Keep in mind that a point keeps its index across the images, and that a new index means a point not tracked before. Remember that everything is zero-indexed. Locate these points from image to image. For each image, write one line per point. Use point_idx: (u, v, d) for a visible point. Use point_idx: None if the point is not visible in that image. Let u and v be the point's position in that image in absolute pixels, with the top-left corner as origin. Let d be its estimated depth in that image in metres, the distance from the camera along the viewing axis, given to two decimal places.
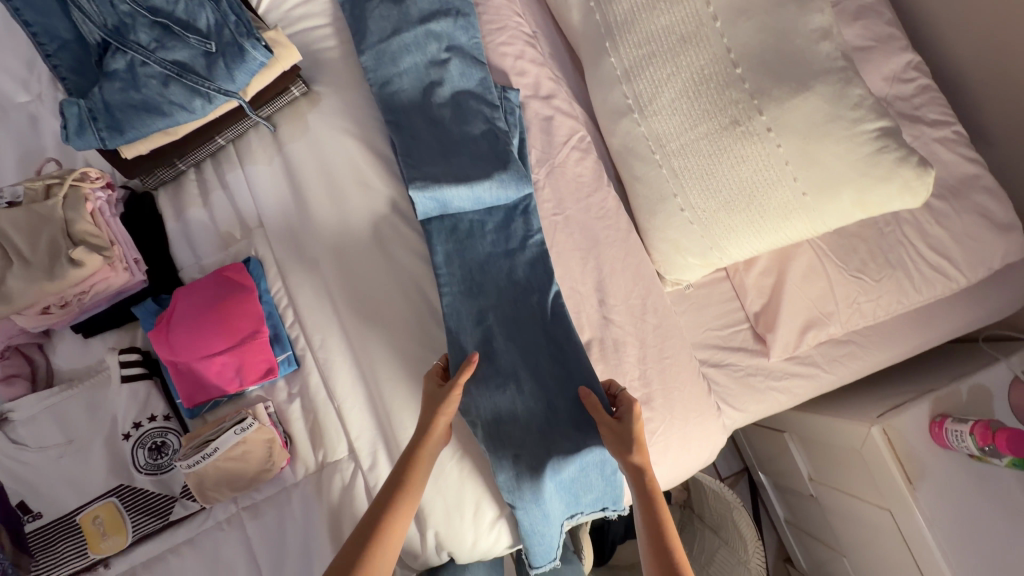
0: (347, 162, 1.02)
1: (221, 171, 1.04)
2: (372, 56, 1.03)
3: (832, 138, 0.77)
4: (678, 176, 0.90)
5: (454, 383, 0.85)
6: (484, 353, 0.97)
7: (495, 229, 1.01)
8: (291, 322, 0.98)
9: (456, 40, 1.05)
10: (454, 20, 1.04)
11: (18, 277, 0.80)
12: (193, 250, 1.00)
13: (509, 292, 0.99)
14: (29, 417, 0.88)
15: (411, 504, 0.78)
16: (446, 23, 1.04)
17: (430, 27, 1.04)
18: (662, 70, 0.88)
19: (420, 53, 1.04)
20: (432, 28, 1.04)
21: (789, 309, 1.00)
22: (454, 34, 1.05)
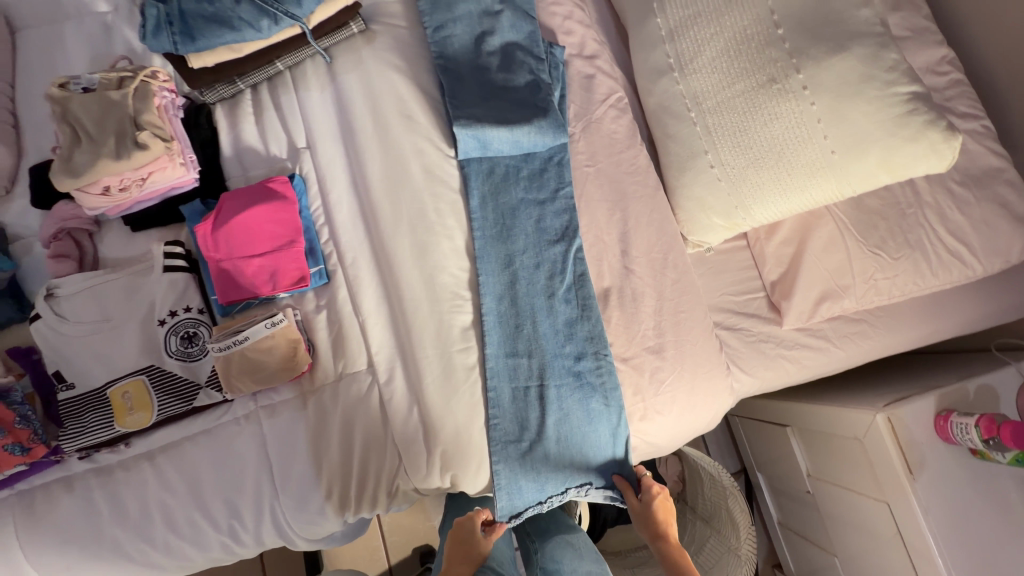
0: (394, 95, 1.07)
1: (275, 94, 1.10)
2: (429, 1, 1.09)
3: (862, 98, 0.82)
4: (712, 133, 0.94)
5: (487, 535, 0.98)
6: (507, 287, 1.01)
7: (529, 173, 1.05)
8: (326, 239, 1.03)
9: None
10: None
11: (85, 153, 0.85)
12: (242, 163, 1.05)
13: (536, 234, 1.03)
14: (72, 293, 0.92)
15: None
16: None
17: None
18: (705, 31, 0.93)
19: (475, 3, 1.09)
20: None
21: (806, 278, 1.02)
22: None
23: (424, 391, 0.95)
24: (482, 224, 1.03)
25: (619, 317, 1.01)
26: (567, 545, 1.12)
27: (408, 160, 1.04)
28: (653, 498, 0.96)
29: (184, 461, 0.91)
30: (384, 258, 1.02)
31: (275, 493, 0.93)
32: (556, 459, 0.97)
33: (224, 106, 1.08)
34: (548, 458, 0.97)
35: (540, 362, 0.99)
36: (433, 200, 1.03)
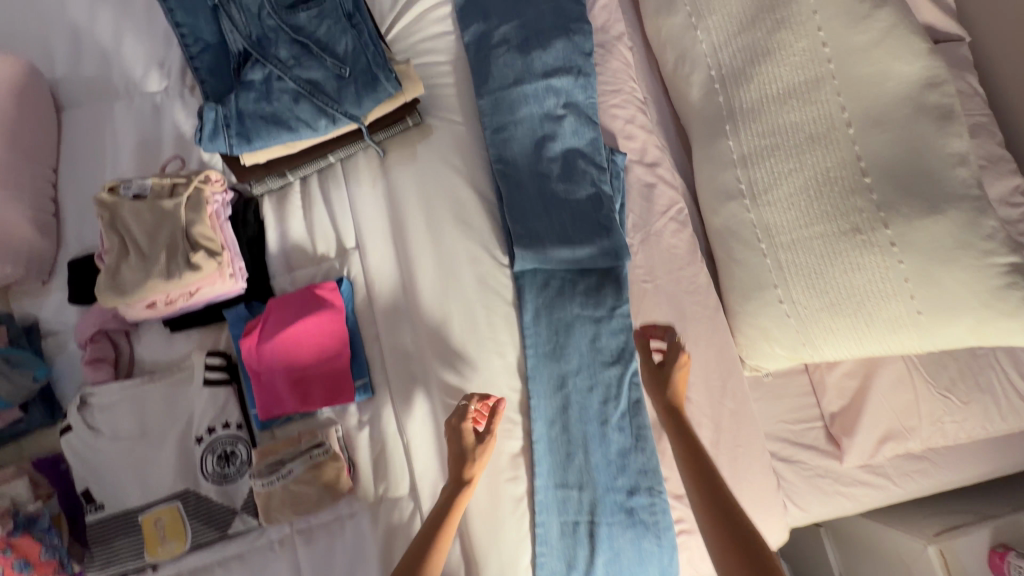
0: (449, 197, 1.03)
1: (325, 187, 1.05)
2: (490, 101, 1.06)
3: (958, 263, 0.77)
4: (783, 269, 0.91)
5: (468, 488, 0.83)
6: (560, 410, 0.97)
7: (585, 288, 1.01)
8: (372, 349, 0.98)
9: (575, 97, 1.06)
10: (575, 78, 1.06)
11: (133, 268, 0.82)
12: (288, 261, 1.01)
13: (591, 354, 0.99)
14: (107, 404, 0.88)
15: None
16: (567, 80, 1.06)
17: (552, 81, 1.05)
18: (784, 164, 0.89)
19: (538, 105, 1.05)
20: (552, 84, 1.05)
21: (871, 416, 0.98)
22: (572, 91, 1.06)
23: (469, 524, 0.90)
24: (535, 342, 0.99)
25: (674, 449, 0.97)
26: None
27: (462, 269, 1.00)
28: (676, 368, 0.88)
29: None
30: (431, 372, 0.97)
31: None
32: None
33: (271, 198, 1.04)
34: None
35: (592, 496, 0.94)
36: (485, 312, 0.99)
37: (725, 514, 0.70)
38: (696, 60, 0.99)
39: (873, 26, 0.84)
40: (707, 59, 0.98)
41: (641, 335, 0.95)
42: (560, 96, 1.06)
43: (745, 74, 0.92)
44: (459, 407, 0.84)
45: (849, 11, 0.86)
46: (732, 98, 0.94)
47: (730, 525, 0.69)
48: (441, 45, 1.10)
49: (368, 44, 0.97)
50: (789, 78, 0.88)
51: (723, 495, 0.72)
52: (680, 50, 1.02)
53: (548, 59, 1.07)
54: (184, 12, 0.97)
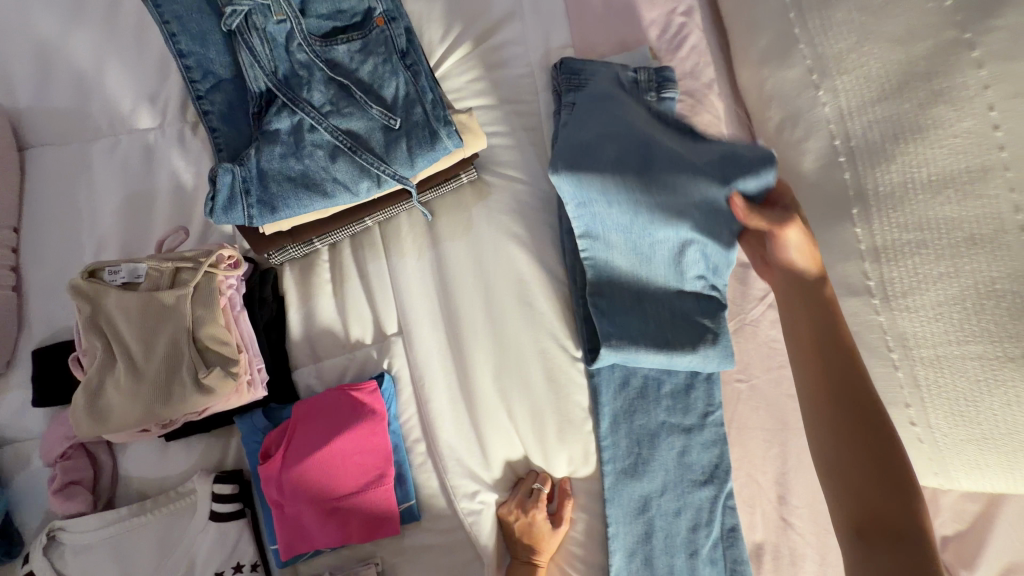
0: (512, 274, 0.86)
1: (360, 256, 0.87)
2: (576, 186, 0.75)
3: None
4: (920, 387, 0.76)
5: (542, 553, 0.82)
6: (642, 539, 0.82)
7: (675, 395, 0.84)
8: (420, 458, 0.82)
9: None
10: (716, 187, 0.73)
11: (123, 389, 0.62)
12: (315, 350, 0.83)
13: (680, 470, 0.83)
14: (83, 545, 0.69)
15: None
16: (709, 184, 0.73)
17: (678, 180, 0.73)
18: (930, 267, 0.74)
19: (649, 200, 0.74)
20: (681, 160, 0.75)
21: (996, 547, 0.85)
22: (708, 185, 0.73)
23: None
24: (615, 457, 0.83)
25: None
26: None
27: (529, 365, 0.84)
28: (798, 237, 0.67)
29: None
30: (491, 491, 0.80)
31: None
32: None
33: (294, 268, 0.85)
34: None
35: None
36: (555, 419, 0.83)
37: (862, 423, 0.58)
38: (814, 126, 0.84)
39: None
40: (830, 126, 0.82)
41: (742, 198, 0.70)
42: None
43: (882, 151, 0.77)
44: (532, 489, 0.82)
45: None
46: (864, 177, 0.79)
47: (869, 429, 0.58)
48: (502, 87, 0.92)
49: (424, 89, 0.78)
50: (945, 163, 0.72)
51: (882, 422, 0.58)
52: (792, 112, 0.86)
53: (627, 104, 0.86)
54: (191, 40, 0.77)
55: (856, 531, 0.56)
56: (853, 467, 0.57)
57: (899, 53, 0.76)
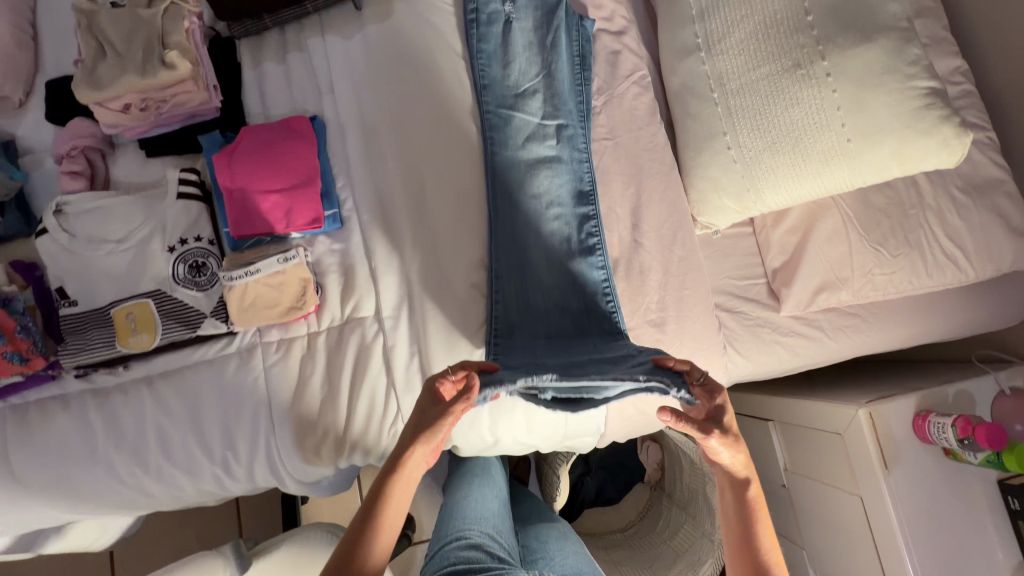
0: (417, 47, 1.06)
1: (302, 36, 1.08)
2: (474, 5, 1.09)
3: (884, 88, 0.83)
4: (732, 116, 0.97)
5: (449, 412, 0.78)
6: (518, 245, 1.03)
7: (549, 145, 1.07)
8: (343, 184, 1.03)
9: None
10: None
11: (110, 65, 0.86)
12: (262, 102, 1.05)
13: (551, 200, 1.05)
14: (81, 209, 0.91)
15: (388, 537, 0.79)
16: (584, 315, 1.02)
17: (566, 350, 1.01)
18: (736, 13, 0.95)
19: (555, 326, 1.02)
20: None
21: (808, 266, 1.05)
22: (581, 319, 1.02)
23: (428, 340, 0.96)
24: (500, 184, 1.04)
25: (627, 293, 1.04)
26: (551, 527, 1.18)
27: (431, 116, 1.04)
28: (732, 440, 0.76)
29: (183, 387, 0.92)
30: (399, 208, 1.01)
31: (271, 431, 0.93)
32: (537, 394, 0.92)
33: (249, 43, 1.07)
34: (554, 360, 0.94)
35: (537, 327, 1.02)
36: (450, 157, 1.03)
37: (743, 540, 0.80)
38: None
39: None
40: None
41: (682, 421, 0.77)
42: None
43: None
44: (427, 381, 0.80)
45: None
46: None
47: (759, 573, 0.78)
48: None
49: None
50: None
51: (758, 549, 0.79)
52: None
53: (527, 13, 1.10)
54: None
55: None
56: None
57: None
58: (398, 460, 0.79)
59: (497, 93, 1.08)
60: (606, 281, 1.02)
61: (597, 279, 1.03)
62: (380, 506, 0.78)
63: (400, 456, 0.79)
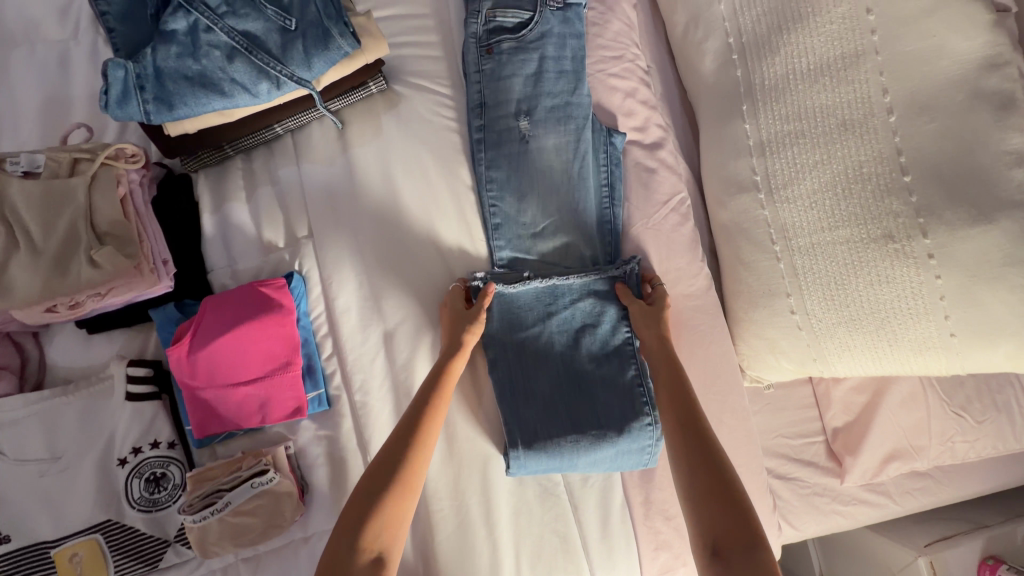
0: (417, 179, 0.91)
1: (273, 165, 0.90)
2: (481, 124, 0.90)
3: (1007, 282, 0.65)
4: (798, 276, 0.80)
5: (479, 308, 0.83)
6: (537, 400, 0.84)
7: (576, 277, 0.88)
8: (329, 354, 0.86)
9: (553, 65, 0.90)
10: None
11: (23, 268, 0.66)
12: (228, 253, 0.87)
13: (582, 327, 0.88)
14: (9, 420, 0.74)
15: (436, 426, 0.74)
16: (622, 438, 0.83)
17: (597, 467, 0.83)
18: (806, 156, 0.76)
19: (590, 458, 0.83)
20: None
21: (877, 434, 0.90)
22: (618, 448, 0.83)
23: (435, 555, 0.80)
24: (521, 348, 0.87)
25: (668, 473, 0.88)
26: None
27: (434, 260, 0.90)
28: (664, 305, 0.83)
29: None
30: (404, 384, 0.86)
31: None
32: (546, 292, 0.88)
33: (210, 176, 0.88)
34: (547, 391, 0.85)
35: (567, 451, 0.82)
36: None
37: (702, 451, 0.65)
38: (713, 24, 0.85)
39: None
40: (725, 24, 0.83)
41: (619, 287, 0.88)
42: (535, 70, 0.89)
43: (768, 43, 0.78)
44: (451, 291, 0.86)
45: None
46: (752, 72, 0.80)
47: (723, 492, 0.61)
48: None
49: None
50: (822, 53, 0.74)
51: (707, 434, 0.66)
52: (694, 12, 0.87)
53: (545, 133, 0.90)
54: None
55: (713, 547, 0.57)
56: (721, 532, 0.58)
57: None
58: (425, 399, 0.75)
59: (511, 232, 0.91)
60: (642, 381, 0.86)
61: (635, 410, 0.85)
62: (426, 418, 0.73)
63: (439, 371, 0.78)
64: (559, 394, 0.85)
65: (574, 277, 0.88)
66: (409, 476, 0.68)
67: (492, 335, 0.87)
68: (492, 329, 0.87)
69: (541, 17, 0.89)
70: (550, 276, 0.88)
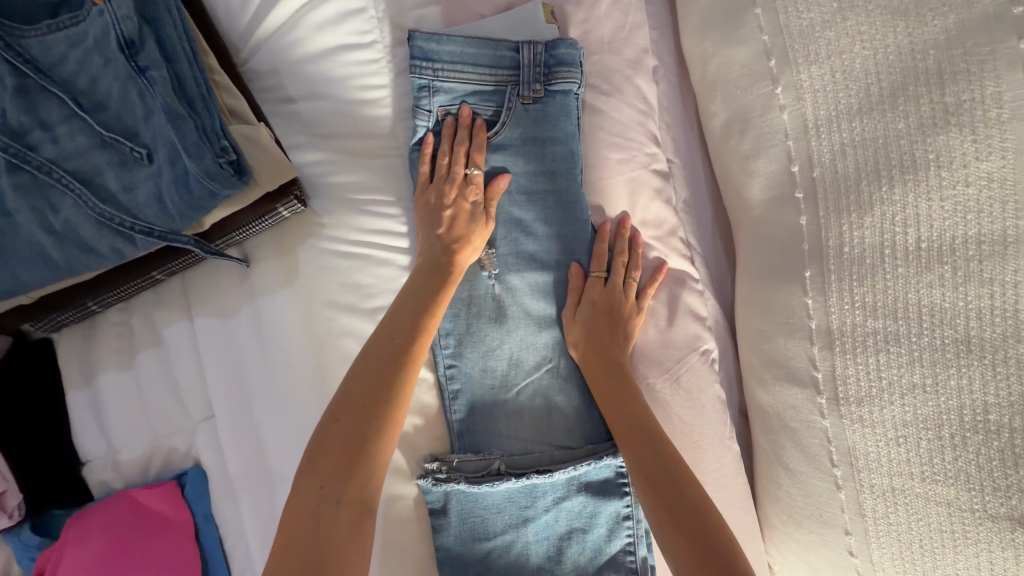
0: (347, 337, 0.66)
1: (160, 316, 0.68)
2: None
3: None
4: (865, 519, 0.57)
5: (473, 184, 0.63)
6: None
7: (563, 471, 0.65)
8: (240, 571, 0.67)
9: (524, 184, 0.67)
10: None
11: None
12: (106, 437, 0.67)
13: (568, 533, 0.68)
14: None
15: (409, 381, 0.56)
16: None
17: None
18: (895, 372, 0.51)
19: None
20: None
21: None
22: None
23: None
24: (483, 562, 0.66)
25: None
26: None
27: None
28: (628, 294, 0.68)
29: None
30: None
31: None
32: (522, 493, 0.66)
33: (75, 333, 0.67)
34: None
35: None
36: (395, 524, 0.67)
37: (678, 495, 0.55)
38: (768, 138, 0.57)
39: None
40: (788, 142, 0.55)
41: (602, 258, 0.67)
42: (504, 192, 0.67)
43: (855, 191, 0.51)
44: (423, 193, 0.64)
45: None
46: (825, 227, 0.54)
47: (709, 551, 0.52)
48: (338, 70, 0.66)
49: (175, 110, 0.53)
50: (943, 226, 0.47)
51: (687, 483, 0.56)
52: (741, 111, 0.59)
53: (517, 276, 0.68)
54: None
55: None
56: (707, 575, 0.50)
57: (897, 35, 0.48)
58: (415, 313, 0.59)
59: (474, 399, 0.68)
60: None
61: None
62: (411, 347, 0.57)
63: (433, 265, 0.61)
64: None
65: (561, 470, 0.65)
66: (379, 443, 0.52)
67: (450, 547, 0.67)
68: (450, 538, 0.66)
69: (507, 117, 0.65)
70: (528, 471, 0.66)
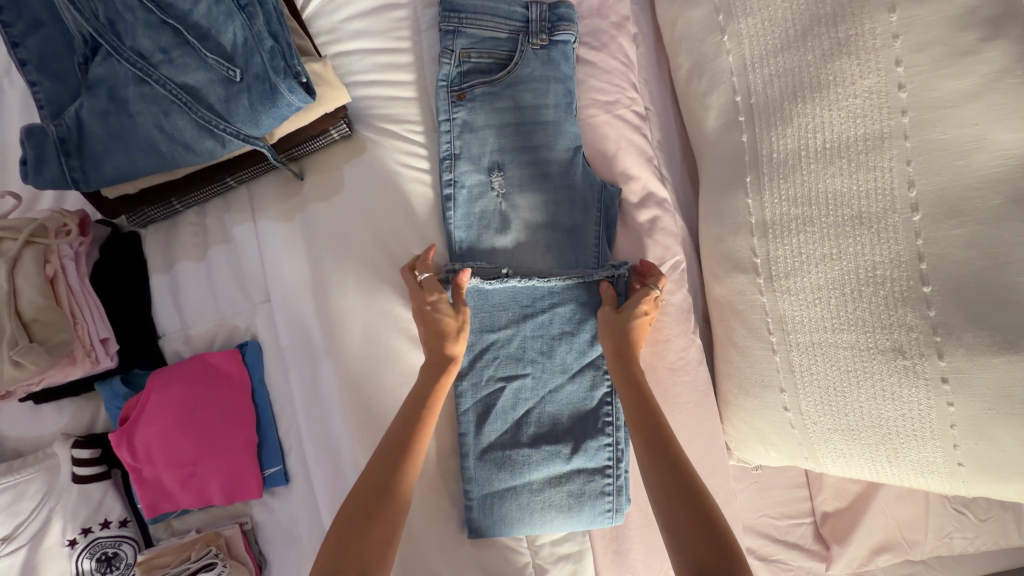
0: (382, 234, 0.81)
1: (228, 218, 0.83)
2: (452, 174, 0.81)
3: None
4: (794, 374, 0.71)
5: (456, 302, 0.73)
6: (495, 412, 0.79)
7: (566, 309, 0.81)
8: (287, 428, 0.80)
9: (532, 115, 0.82)
10: None
11: None
12: (181, 315, 0.81)
13: (559, 335, 0.81)
14: None
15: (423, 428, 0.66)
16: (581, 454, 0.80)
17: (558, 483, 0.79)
18: (811, 246, 0.67)
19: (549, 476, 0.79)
20: None
21: (869, 525, 0.85)
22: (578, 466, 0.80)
23: None
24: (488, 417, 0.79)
25: (643, 555, 0.83)
26: None
27: (400, 321, 0.80)
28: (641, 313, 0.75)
29: None
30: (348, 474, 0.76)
31: None
32: (525, 293, 0.80)
33: (158, 231, 0.83)
34: (511, 401, 0.80)
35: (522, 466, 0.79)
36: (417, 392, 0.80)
37: (680, 487, 0.59)
38: (718, 76, 0.74)
39: (978, 66, 0.58)
40: (732, 78, 0.72)
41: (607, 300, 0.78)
42: (514, 123, 0.82)
43: (780, 110, 0.68)
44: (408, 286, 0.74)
45: (944, 39, 0.59)
46: (759, 140, 0.70)
47: (704, 530, 0.55)
48: (381, 25, 0.84)
49: (263, 37, 0.69)
50: (840, 129, 0.64)
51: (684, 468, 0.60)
52: (698, 58, 0.77)
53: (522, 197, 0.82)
54: None
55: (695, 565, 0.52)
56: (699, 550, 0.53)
57: None
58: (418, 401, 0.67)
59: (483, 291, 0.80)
60: (609, 401, 0.82)
61: (600, 424, 0.81)
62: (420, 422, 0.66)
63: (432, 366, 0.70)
64: (525, 392, 0.80)
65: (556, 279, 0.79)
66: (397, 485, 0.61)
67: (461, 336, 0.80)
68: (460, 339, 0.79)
69: (520, 59, 0.81)
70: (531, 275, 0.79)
